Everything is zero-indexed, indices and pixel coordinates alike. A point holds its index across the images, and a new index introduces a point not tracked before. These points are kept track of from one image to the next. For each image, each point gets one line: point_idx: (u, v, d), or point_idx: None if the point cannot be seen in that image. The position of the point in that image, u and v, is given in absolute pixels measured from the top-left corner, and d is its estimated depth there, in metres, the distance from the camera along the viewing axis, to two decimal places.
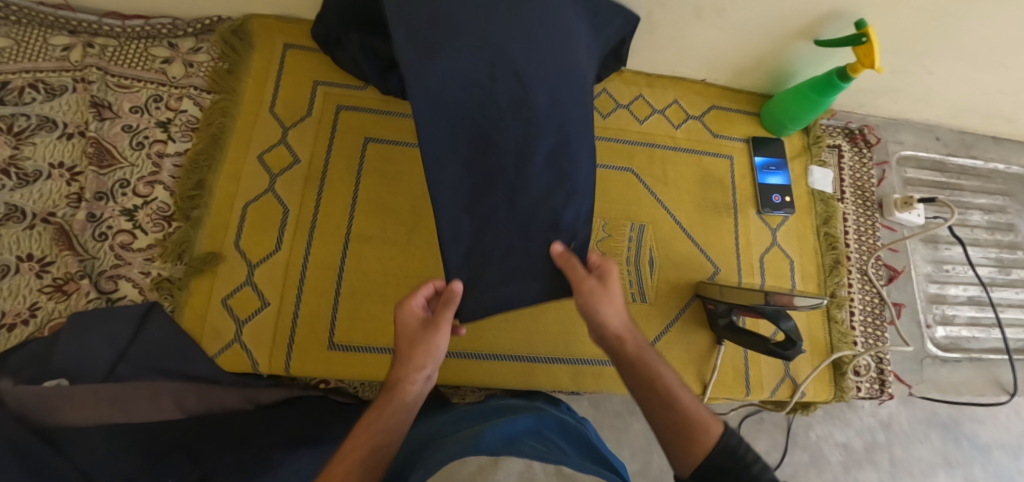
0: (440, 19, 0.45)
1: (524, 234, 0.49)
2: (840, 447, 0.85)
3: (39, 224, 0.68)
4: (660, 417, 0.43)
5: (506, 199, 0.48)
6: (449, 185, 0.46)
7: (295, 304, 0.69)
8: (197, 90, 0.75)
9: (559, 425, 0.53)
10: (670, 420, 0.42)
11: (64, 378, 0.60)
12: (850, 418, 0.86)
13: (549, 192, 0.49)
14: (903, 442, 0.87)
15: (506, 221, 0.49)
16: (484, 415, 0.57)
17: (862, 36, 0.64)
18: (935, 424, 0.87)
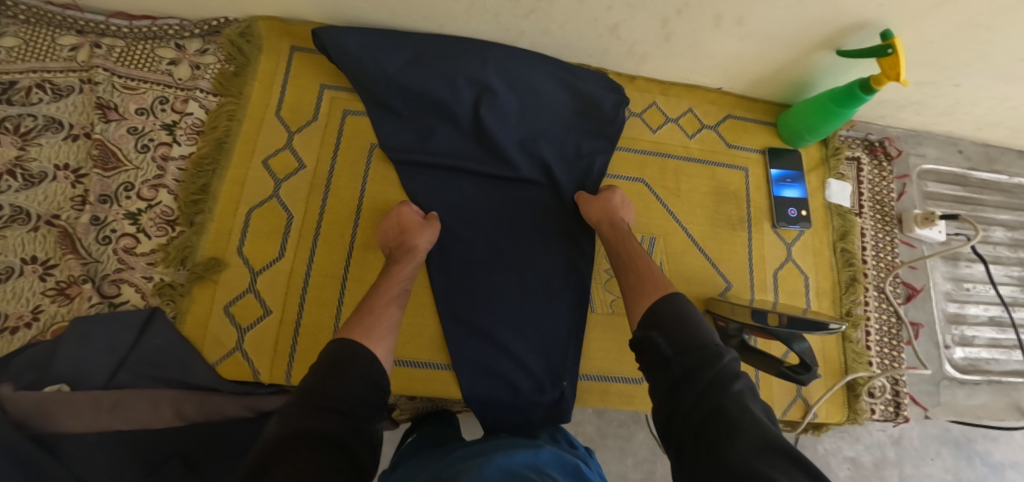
0: (450, 152, 0.73)
1: (524, 306, 0.70)
2: (849, 462, 0.83)
3: (43, 227, 0.67)
4: (626, 279, 0.62)
5: (508, 282, 0.70)
6: (469, 270, 0.70)
7: (297, 313, 0.67)
8: (202, 93, 0.75)
9: (556, 458, 0.52)
10: (631, 279, 0.62)
11: (65, 383, 0.60)
12: (859, 433, 0.84)
13: (538, 275, 0.71)
14: (913, 458, 0.84)
15: (510, 316, 0.69)
16: (482, 449, 0.53)
17: (889, 47, 0.62)
18: (948, 441, 0.85)
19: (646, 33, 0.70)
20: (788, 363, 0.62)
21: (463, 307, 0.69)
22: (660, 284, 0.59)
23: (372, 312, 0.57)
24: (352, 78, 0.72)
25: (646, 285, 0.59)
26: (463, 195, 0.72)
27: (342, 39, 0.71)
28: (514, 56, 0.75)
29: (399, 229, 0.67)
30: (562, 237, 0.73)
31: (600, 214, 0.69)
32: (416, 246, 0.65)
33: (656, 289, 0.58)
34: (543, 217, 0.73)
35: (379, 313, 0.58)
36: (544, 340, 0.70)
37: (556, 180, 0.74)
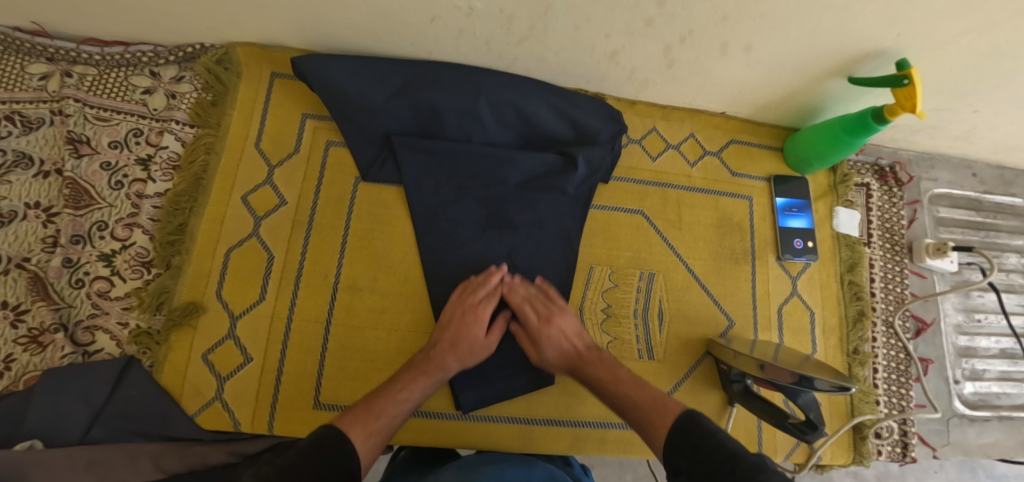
0: (439, 171, 0.70)
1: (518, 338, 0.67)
2: (852, 475, 0.80)
3: (14, 270, 0.64)
4: (627, 413, 0.56)
5: (501, 312, 0.67)
6: None
7: (279, 359, 0.64)
8: (178, 124, 0.71)
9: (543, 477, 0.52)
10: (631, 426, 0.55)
11: (37, 439, 0.57)
12: None
13: None
14: (918, 471, 0.83)
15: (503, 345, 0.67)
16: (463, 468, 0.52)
17: (904, 77, 0.58)
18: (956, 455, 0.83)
19: (648, 59, 0.66)
20: (794, 418, 0.59)
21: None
22: (659, 411, 0.53)
23: (377, 396, 0.56)
24: (334, 109, 0.68)
25: (652, 415, 0.53)
26: (460, 197, 0.70)
27: (324, 67, 0.66)
28: (506, 83, 0.70)
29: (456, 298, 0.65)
30: (557, 260, 0.70)
31: (564, 367, 0.63)
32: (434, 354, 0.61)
33: (661, 421, 0.52)
34: (538, 238, 0.70)
35: (377, 408, 0.54)
36: (539, 369, 0.67)
37: (558, 185, 0.70)
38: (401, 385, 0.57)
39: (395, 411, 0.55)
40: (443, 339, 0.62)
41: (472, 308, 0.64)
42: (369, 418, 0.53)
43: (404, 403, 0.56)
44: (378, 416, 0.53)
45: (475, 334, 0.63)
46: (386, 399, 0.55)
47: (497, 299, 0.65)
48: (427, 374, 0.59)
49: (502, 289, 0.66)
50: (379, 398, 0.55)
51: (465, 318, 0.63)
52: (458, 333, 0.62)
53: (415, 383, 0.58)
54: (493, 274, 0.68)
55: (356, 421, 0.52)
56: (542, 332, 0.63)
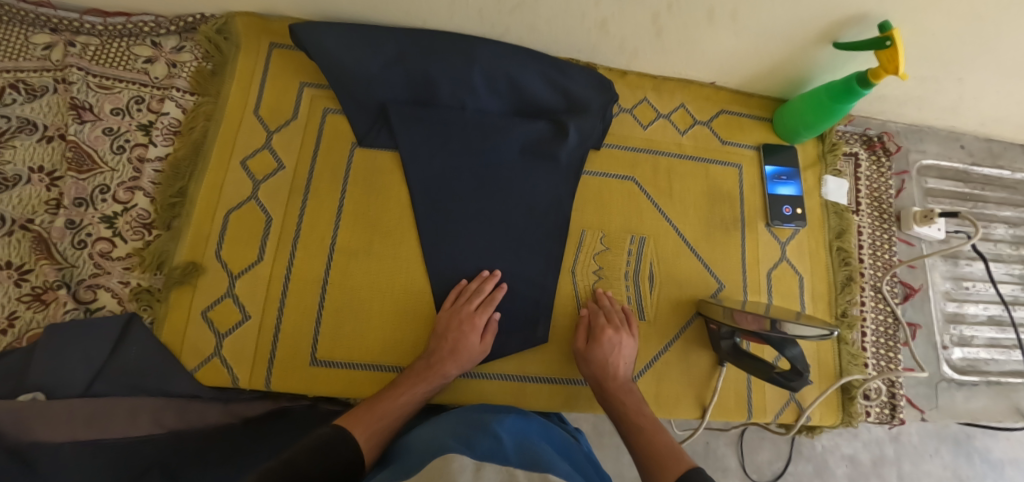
0: (435, 139, 0.71)
1: (510, 298, 0.69)
2: (847, 459, 0.82)
3: (18, 231, 0.66)
4: (643, 449, 0.56)
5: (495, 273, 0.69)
6: (454, 256, 0.69)
7: (277, 318, 0.65)
8: (179, 92, 0.72)
9: (540, 430, 0.57)
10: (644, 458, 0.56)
11: (41, 392, 0.59)
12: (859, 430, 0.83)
13: (525, 265, 0.70)
14: (912, 456, 0.84)
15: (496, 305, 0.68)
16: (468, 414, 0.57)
17: (887, 39, 0.59)
18: (946, 438, 0.84)
19: (637, 28, 0.67)
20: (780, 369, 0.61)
21: (448, 274, 0.68)
22: (676, 457, 0.53)
23: (382, 400, 0.59)
24: (330, 77, 0.69)
25: (665, 457, 0.54)
26: (454, 162, 0.71)
27: (320, 36, 0.68)
28: (500, 51, 0.71)
29: (462, 307, 0.65)
30: (549, 224, 0.71)
31: (594, 374, 0.64)
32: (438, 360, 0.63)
33: (676, 465, 0.52)
34: (530, 202, 0.71)
35: (383, 409, 0.58)
36: (530, 329, 0.69)
37: (549, 151, 0.72)
38: (400, 390, 0.60)
39: (396, 414, 0.58)
40: (445, 344, 0.63)
41: (468, 317, 0.64)
42: (370, 417, 0.56)
43: (405, 405, 0.59)
44: (382, 418, 0.57)
45: (470, 343, 0.64)
46: (388, 402, 0.59)
47: (493, 305, 0.65)
48: (425, 380, 0.61)
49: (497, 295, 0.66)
50: (380, 403, 0.59)
51: (462, 327, 0.64)
52: (454, 343, 0.63)
53: (412, 388, 0.61)
54: (487, 236, 0.69)
55: (358, 419, 0.56)
56: (608, 335, 0.65)
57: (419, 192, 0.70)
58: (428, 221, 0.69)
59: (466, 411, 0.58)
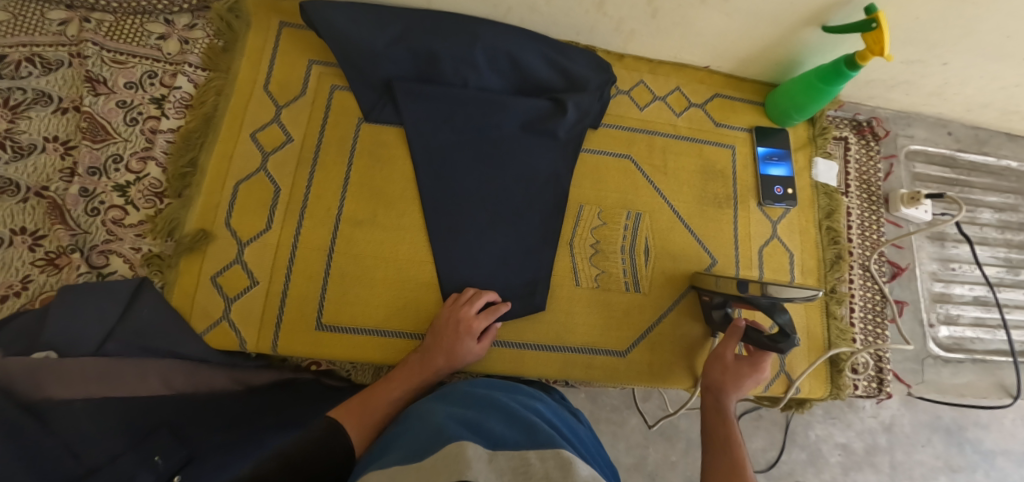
0: (438, 114, 0.73)
1: (509, 268, 0.71)
2: (840, 448, 0.84)
3: (33, 198, 0.68)
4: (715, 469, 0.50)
5: (495, 244, 0.71)
6: (456, 227, 0.71)
7: (284, 284, 0.68)
8: (191, 67, 0.75)
9: (547, 409, 0.57)
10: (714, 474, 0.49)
11: (53, 351, 0.60)
12: (851, 420, 0.84)
13: (525, 237, 0.72)
14: (906, 445, 0.85)
15: (496, 274, 0.71)
16: (473, 392, 0.56)
17: (872, 22, 0.62)
18: (939, 428, 0.85)
19: (632, 8, 0.70)
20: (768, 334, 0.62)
21: (450, 244, 0.71)
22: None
23: (374, 393, 0.61)
24: (338, 53, 0.72)
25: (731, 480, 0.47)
26: (457, 138, 0.74)
27: (328, 12, 0.70)
28: (502, 31, 0.74)
29: (463, 310, 0.66)
30: (548, 198, 0.74)
31: (713, 394, 0.62)
32: (435, 360, 0.64)
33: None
34: (530, 176, 0.74)
35: (375, 401, 0.60)
36: (529, 297, 0.71)
37: (549, 127, 0.75)
38: (394, 384, 0.62)
39: (387, 407, 0.60)
40: (440, 346, 0.65)
41: (463, 323, 0.65)
42: (365, 407, 0.59)
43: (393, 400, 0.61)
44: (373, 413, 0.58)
45: (466, 349, 0.65)
46: (380, 395, 0.61)
47: (488, 316, 0.66)
48: (418, 375, 0.63)
49: (496, 309, 0.68)
50: (372, 396, 0.61)
51: (457, 331, 0.65)
52: (450, 343, 0.64)
53: (406, 383, 0.63)
54: (488, 208, 0.72)
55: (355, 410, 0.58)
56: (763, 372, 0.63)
57: (423, 165, 0.73)
58: (432, 192, 0.72)
59: (465, 390, 0.57)
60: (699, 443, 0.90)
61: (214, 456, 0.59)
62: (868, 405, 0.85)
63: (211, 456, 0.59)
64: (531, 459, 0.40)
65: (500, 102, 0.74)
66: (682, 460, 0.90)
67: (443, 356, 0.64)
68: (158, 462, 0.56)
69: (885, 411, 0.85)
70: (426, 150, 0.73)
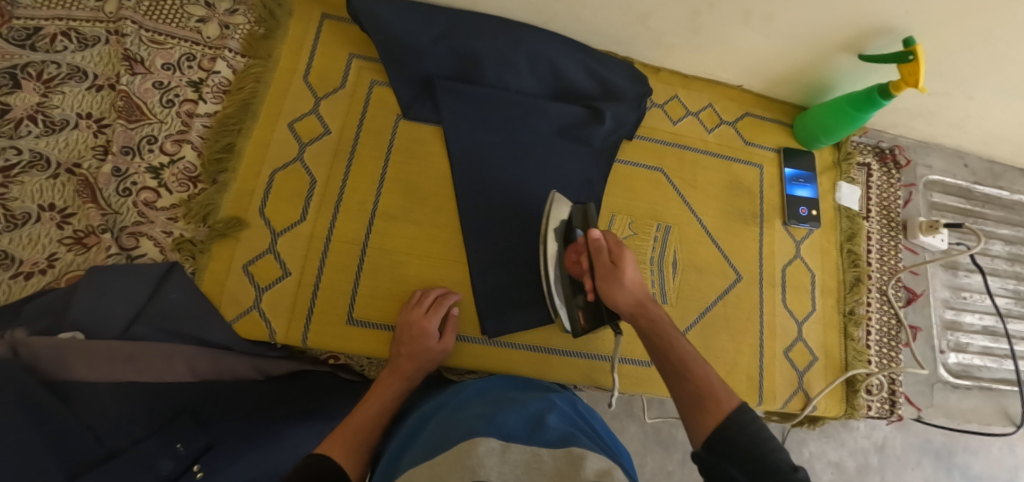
0: (476, 116, 0.73)
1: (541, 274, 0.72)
2: (832, 466, 0.85)
3: (64, 175, 0.67)
4: (685, 385, 0.49)
5: (529, 248, 0.71)
6: (490, 229, 0.71)
7: (316, 276, 0.67)
8: (231, 52, 0.74)
9: (563, 402, 0.59)
10: (685, 395, 0.48)
11: (80, 332, 0.59)
12: (844, 439, 0.86)
13: None
14: (896, 467, 0.87)
15: (528, 278, 0.71)
16: (489, 391, 0.58)
17: (910, 54, 0.63)
18: (929, 452, 0.87)
19: (676, 23, 0.71)
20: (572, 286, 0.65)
21: (482, 246, 0.71)
22: (725, 393, 0.46)
23: (349, 416, 0.57)
24: (380, 48, 0.71)
25: (706, 398, 0.46)
26: (494, 140, 0.74)
27: (374, 6, 0.69)
28: (546, 37, 0.74)
29: (412, 312, 0.65)
30: (580, 205, 0.75)
31: (628, 306, 0.57)
32: (400, 366, 0.62)
33: (723, 405, 0.45)
34: (565, 182, 0.75)
35: (352, 424, 0.56)
36: (559, 302, 0.71)
37: (585, 135, 0.75)
38: (370, 401, 0.59)
39: (369, 425, 0.56)
40: (403, 351, 0.63)
41: (416, 322, 0.64)
42: (343, 432, 0.54)
43: (373, 416, 0.57)
44: (355, 433, 0.54)
45: (429, 345, 0.64)
46: (359, 413, 0.57)
47: (438, 308, 0.65)
48: (392, 383, 0.61)
49: (440, 300, 0.67)
50: (350, 418, 0.56)
51: (413, 331, 0.63)
52: (414, 346, 0.63)
53: (382, 397, 0.60)
54: (522, 213, 0.72)
55: (336, 439, 0.53)
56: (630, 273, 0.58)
57: (460, 166, 0.73)
58: (468, 193, 0.72)
59: (479, 390, 0.59)
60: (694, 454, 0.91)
61: (232, 443, 0.58)
62: (862, 425, 0.87)
63: (229, 443, 0.58)
64: (544, 456, 0.42)
65: (539, 107, 0.74)
66: (678, 470, 0.91)
67: (409, 358, 0.63)
68: (179, 449, 0.54)
69: (878, 432, 0.87)
70: (463, 151, 0.73)
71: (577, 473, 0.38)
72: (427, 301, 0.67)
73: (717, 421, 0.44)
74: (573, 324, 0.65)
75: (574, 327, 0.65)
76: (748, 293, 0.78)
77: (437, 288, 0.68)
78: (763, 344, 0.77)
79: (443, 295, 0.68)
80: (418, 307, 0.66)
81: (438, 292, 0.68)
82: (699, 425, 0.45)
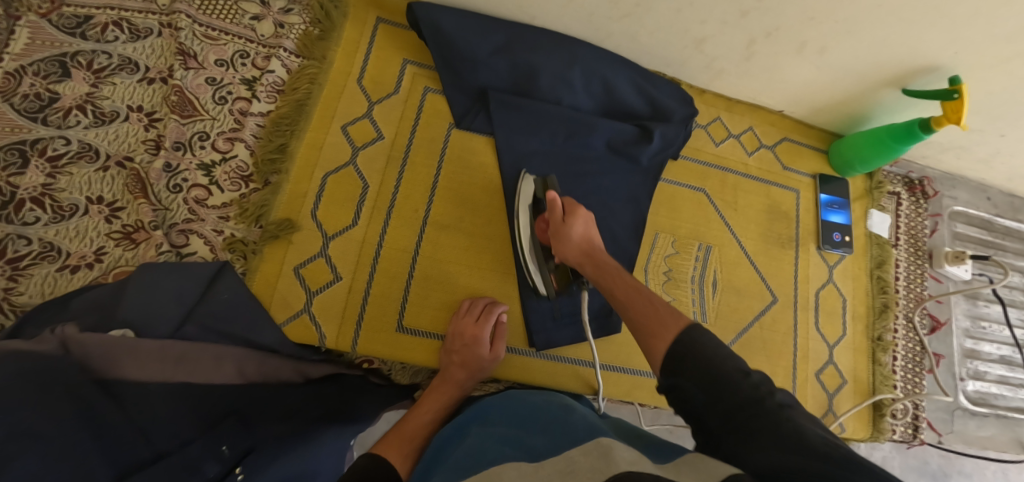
0: (529, 130, 0.74)
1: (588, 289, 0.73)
2: None
3: (113, 167, 0.66)
4: (635, 312, 0.52)
5: None
6: None
7: (367, 282, 0.68)
8: (285, 52, 0.73)
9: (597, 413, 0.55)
10: (638, 324, 0.51)
11: (130, 329, 0.58)
12: None
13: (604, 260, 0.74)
14: None
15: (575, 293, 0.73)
16: (524, 408, 0.55)
17: (955, 92, 0.65)
18: (926, 473, 0.86)
19: (731, 50, 0.72)
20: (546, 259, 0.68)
21: (532, 259, 0.72)
22: (673, 316, 0.48)
23: (404, 420, 0.61)
24: (439, 56, 0.72)
25: (657, 323, 0.48)
26: (545, 155, 0.74)
27: (437, 15, 0.70)
28: (601, 55, 0.75)
29: (463, 321, 0.66)
30: (626, 221, 0.76)
31: (578, 254, 0.60)
32: (452, 374, 0.65)
33: (670, 326, 0.47)
34: (612, 200, 0.76)
35: (405, 429, 0.60)
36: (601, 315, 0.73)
37: (633, 153, 0.76)
38: (424, 408, 0.62)
39: (423, 431, 0.60)
40: (455, 359, 0.65)
41: (467, 332, 0.65)
42: (398, 435, 0.59)
43: (426, 422, 0.61)
44: (410, 439, 0.59)
45: (480, 355, 0.65)
46: (414, 421, 0.61)
47: (488, 316, 0.66)
48: (445, 392, 0.64)
49: (491, 308, 0.68)
50: (406, 424, 0.60)
51: (463, 339, 0.65)
52: (466, 354, 0.65)
53: (436, 404, 0.63)
54: None
55: (392, 444, 0.57)
56: (572, 225, 0.61)
57: (512, 178, 0.73)
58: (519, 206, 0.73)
59: (512, 405, 0.56)
60: None
61: (270, 446, 0.56)
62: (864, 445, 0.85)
63: (270, 445, 0.57)
64: (575, 456, 0.40)
65: (590, 124, 0.75)
66: None
67: (460, 366, 0.65)
68: (224, 452, 0.54)
69: (876, 452, 0.85)
70: (514, 164, 0.74)
71: (609, 460, 0.36)
72: (478, 308, 0.68)
73: (668, 341, 0.45)
74: (548, 285, 0.68)
75: (548, 289, 0.68)
76: (783, 315, 0.80)
77: (487, 298, 0.70)
78: (795, 366, 0.79)
79: (495, 303, 0.69)
80: (469, 315, 0.67)
81: (490, 303, 0.69)
82: (653, 346, 0.47)
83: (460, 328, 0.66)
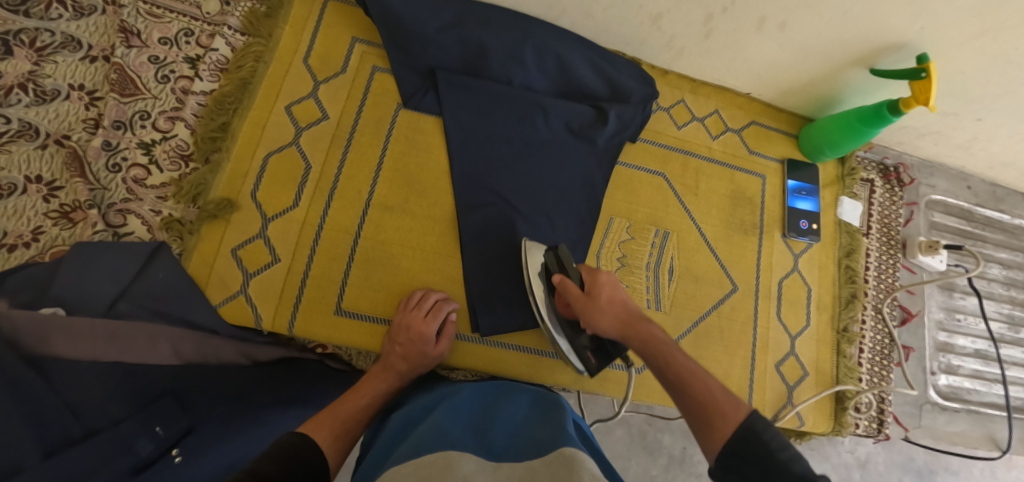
0: (478, 110, 0.72)
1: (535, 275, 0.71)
2: None
3: (52, 145, 0.65)
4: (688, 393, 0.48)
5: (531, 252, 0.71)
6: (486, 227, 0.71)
7: (306, 264, 0.67)
8: (231, 30, 0.72)
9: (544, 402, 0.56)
10: (692, 408, 0.47)
11: (60, 308, 0.55)
12: (828, 453, 0.84)
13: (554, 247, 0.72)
14: None
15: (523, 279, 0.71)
16: (479, 402, 0.55)
17: (923, 71, 0.61)
18: (910, 470, 0.85)
19: (688, 26, 0.69)
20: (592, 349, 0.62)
21: (478, 245, 0.70)
22: (731, 405, 0.44)
23: (340, 401, 0.58)
24: (385, 34, 0.69)
25: (711, 408, 0.45)
26: (494, 136, 0.72)
27: None
28: (554, 33, 0.73)
29: (410, 314, 0.65)
30: (576, 208, 0.74)
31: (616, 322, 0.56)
32: (394, 362, 0.63)
33: (728, 417, 0.43)
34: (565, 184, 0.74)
35: (340, 410, 0.57)
36: None
37: (588, 134, 0.74)
38: (361, 392, 0.60)
39: (357, 415, 0.58)
40: (397, 350, 0.63)
41: (415, 325, 0.64)
42: (330, 416, 0.56)
43: (362, 406, 0.59)
44: (344, 422, 0.56)
45: (424, 349, 0.64)
46: (349, 405, 0.58)
47: (434, 312, 0.65)
48: (384, 379, 0.62)
49: (434, 305, 0.66)
50: (342, 405, 0.58)
51: (411, 334, 0.63)
52: (411, 347, 0.63)
53: (374, 390, 0.61)
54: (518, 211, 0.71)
55: (321, 424, 0.54)
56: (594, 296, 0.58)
57: (459, 161, 0.71)
58: (466, 189, 0.71)
59: (470, 397, 0.56)
60: (679, 462, 0.86)
61: (216, 425, 0.56)
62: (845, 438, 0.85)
63: (213, 426, 0.56)
64: (537, 466, 0.40)
65: (541, 105, 0.73)
66: (661, 476, 0.86)
67: (401, 358, 0.63)
68: (159, 432, 0.52)
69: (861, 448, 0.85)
70: (462, 145, 0.72)
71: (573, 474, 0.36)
72: (421, 302, 0.66)
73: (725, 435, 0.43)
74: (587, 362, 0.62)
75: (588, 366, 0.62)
76: (743, 304, 0.78)
77: (436, 290, 0.69)
78: (755, 356, 0.77)
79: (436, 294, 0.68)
80: (416, 309, 0.65)
81: (437, 296, 0.67)
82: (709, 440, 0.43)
83: (406, 321, 0.64)
